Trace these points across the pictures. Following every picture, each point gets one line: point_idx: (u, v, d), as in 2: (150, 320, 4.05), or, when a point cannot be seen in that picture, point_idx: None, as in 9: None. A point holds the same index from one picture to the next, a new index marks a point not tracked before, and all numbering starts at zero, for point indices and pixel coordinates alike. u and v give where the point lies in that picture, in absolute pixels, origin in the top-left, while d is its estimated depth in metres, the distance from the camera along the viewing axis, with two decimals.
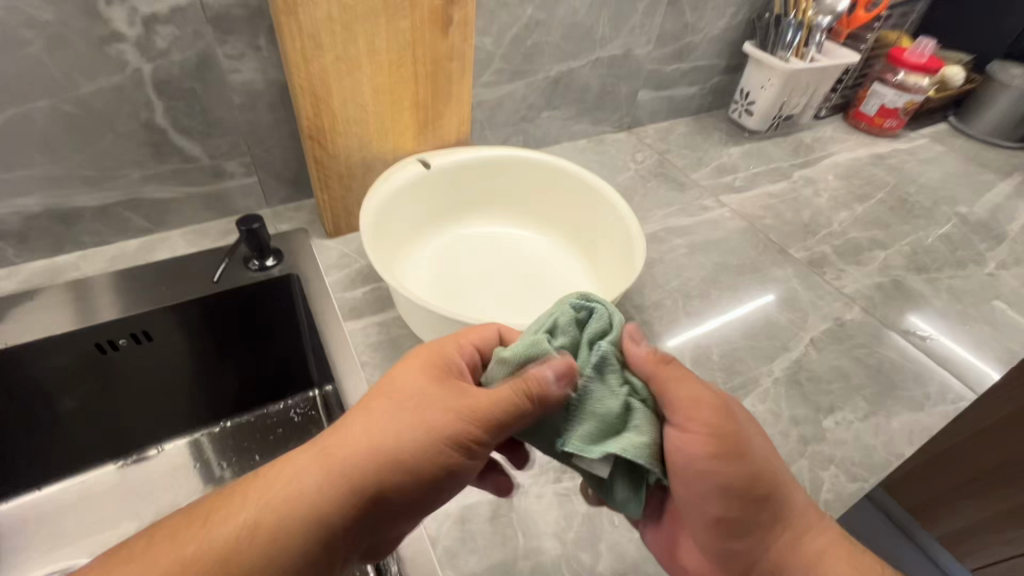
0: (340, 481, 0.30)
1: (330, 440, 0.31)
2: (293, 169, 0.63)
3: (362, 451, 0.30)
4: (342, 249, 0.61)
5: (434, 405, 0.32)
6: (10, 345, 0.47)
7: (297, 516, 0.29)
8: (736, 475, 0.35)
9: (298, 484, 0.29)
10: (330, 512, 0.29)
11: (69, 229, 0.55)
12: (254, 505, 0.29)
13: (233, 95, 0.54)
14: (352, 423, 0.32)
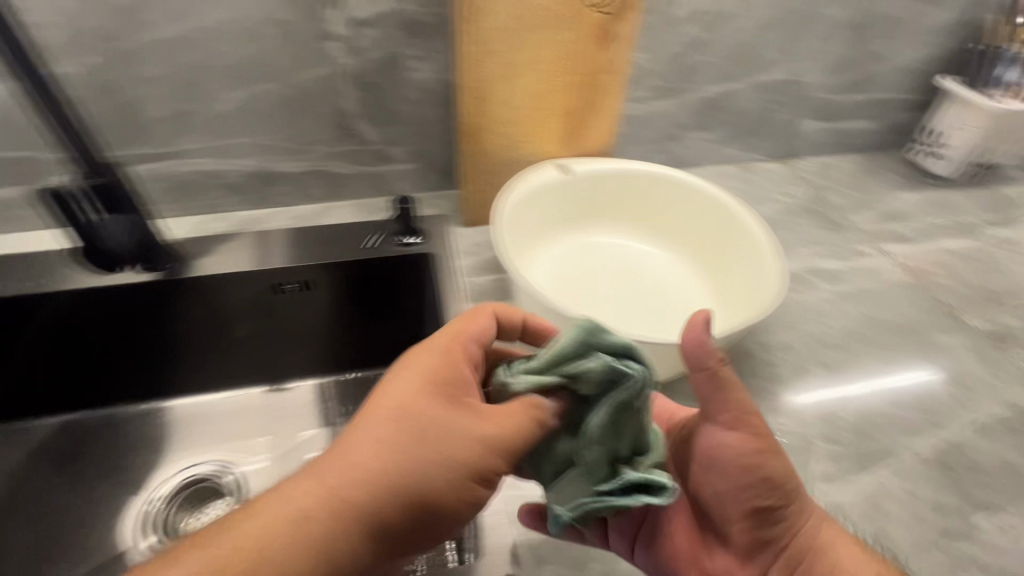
0: (346, 497, 0.30)
1: (326, 461, 0.31)
2: (446, 161, 0.69)
3: (368, 468, 0.31)
4: (476, 238, 0.66)
5: (430, 417, 0.33)
6: (215, 275, 0.59)
7: (313, 542, 0.29)
8: (768, 491, 0.37)
9: (300, 508, 0.30)
10: (344, 532, 0.30)
11: (269, 189, 0.66)
12: (258, 533, 0.29)
13: (410, 91, 0.61)
14: (349, 440, 0.32)
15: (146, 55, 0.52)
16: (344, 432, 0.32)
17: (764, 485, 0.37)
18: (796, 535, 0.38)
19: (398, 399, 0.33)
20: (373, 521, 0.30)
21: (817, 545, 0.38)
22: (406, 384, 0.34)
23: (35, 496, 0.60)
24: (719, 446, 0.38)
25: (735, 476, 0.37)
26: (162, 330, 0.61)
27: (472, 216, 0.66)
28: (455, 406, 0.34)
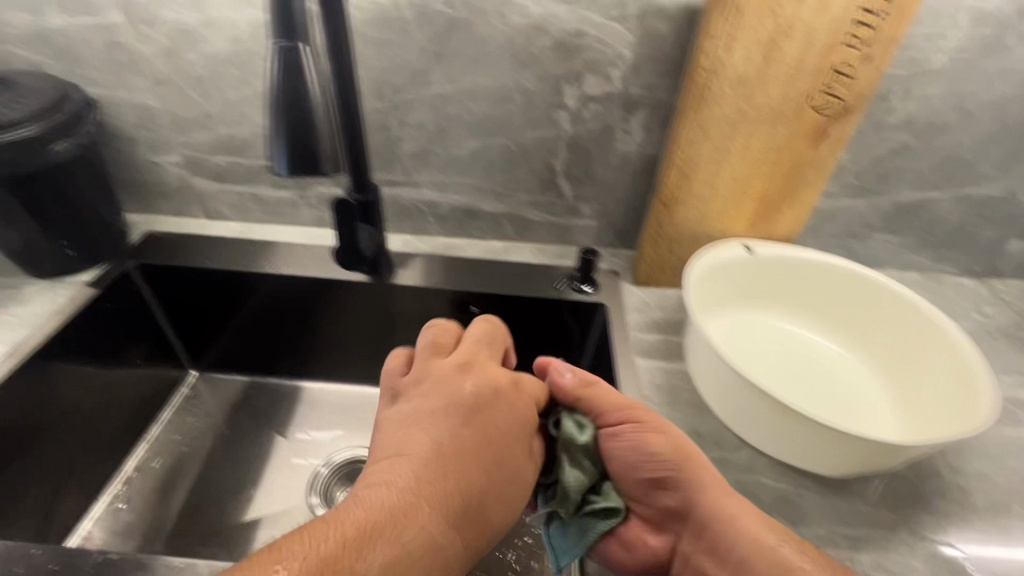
0: (434, 487, 0.37)
1: (407, 451, 0.39)
2: (626, 223, 0.75)
3: (453, 466, 0.38)
4: (644, 297, 0.70)
5: (480, 422, 0.41)
6: (420, 285, 0.69)
7: (416, 524, 0.35)
8: (667, 467, 0.45)
9: (401, 495, 0.35)
10: (438, 518, 0.36)
11: (468, 223, 0.76)
12: (373, 512, 0.34)
13: (613, 159, 0.68)
14: (426, 436, 0.39)
15: (415, 105, 0.65)
16: (416, 428, 0.40)
17: (659, 463, 0.45)
18: (700, 505, 0.45)
19: (451, 399, 0.42)
20: (452, 516, 0.37)
21: (721, 512, 0.44)
22: (455, 393, 0.42)
23: (226, 438, 0.73)
24: (614, 441, 0.47)
25: (659, 461, 0.45)
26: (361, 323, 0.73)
27: (644, 276, 0.71)
28: (498, 421, 0.42)
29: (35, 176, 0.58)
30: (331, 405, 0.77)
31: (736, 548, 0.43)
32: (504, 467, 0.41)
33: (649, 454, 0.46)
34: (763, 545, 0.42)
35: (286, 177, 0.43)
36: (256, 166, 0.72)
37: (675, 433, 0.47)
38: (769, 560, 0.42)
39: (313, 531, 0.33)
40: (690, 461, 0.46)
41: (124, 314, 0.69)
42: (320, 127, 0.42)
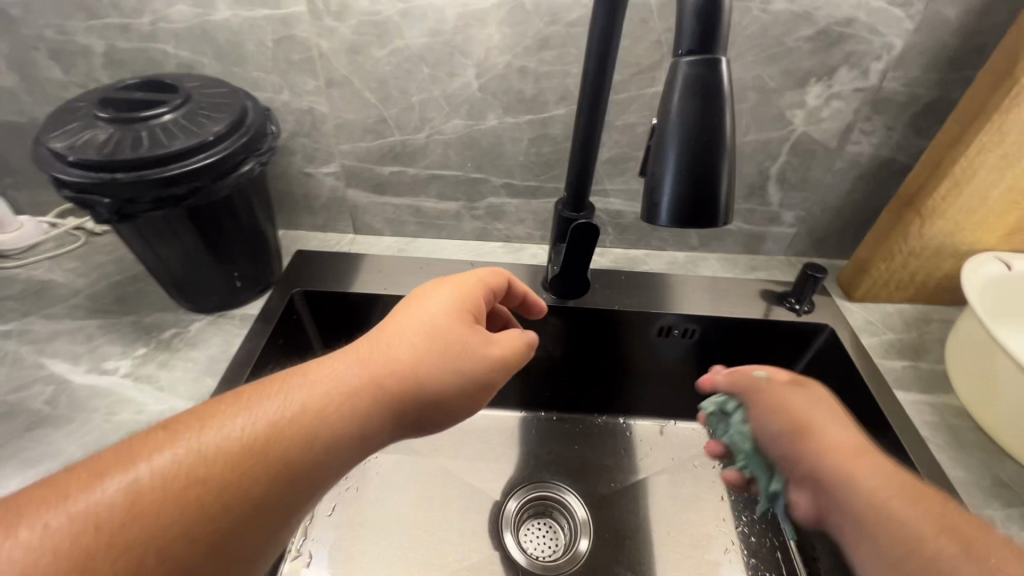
0: (382, 385, 0.35)
1: (374, 347, 0.37)
2: (830, 233, 0.68)
3: (407, 369, 0.36)
4: (867, 316, 0.63)
5: (457, 344, 0.39)
6: (619, 308, 0.63)
7: (352, 413, 0.34)
8: (788, 436, 0.46)
9: (352, 377, 0.35)
10: (375, 413, 0.35)
11: (651, 233, 0.69)
12: (318, 391, 0.33)
13: (838, 162, 0.61)
14: (400, 344, 0.38)
15: (631, 105, 0.56)
16: (399, 334, 0.38)
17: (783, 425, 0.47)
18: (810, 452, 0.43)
19: (432, 319, 0.39)
20: (390, 414, 0.35)
21: (833, 464, 0.41)
22: (436, 306, 0.41)
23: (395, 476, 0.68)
24: (759, 418, 0.50)
25: (777, 428, 0.47)
26: (541, 349, 0.67)
27: (863, 292, 0.64)
28: (476, 349, 0.40)
29: (217, 203, 0.49)
30: (494, 434, 0.73)
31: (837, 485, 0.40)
32: (458, 381, 0.38)
33: (784, 425, 0.47)
34: (885, 505, 0.37)
35: (675, 227, 0.30)
36: (424, 175, 0.64)
37: (798, 402, 0.47)
38: (869, 504, 0.37)
39: (264, 399, 0.32)
40: (799, 411, 0.46)
41: (292, 350, 0.62)
42: (733, 152, 0.29)
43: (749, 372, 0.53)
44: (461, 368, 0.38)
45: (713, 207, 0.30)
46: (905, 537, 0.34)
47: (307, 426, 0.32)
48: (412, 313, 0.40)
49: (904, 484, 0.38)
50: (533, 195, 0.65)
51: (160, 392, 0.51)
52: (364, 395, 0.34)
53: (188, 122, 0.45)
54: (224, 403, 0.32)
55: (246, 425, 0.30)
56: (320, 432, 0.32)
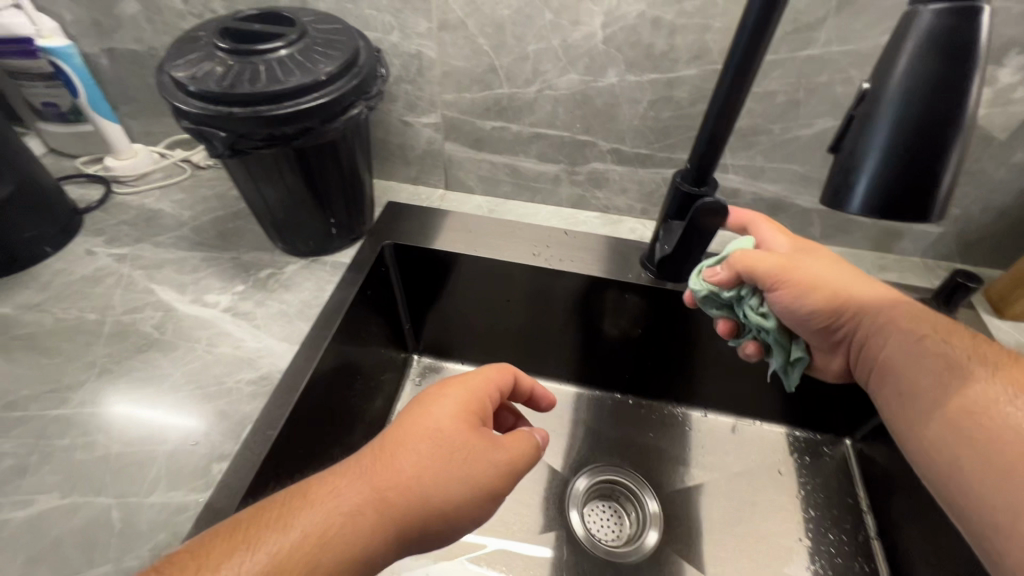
0: (383, 514, 0.32)
1: (373, 465, 0.33)
2: (986, 237, 0.58)
3: (409, 497, 0.32)
4: (1021, 338, 0.54)
5: (464, 458, 0.35)
6: None
7: (349, 550, 0.30)
8: (828, 311, 0.43)
9: (351, 508, 0.31)
10: (376, 545, 0.31)
11: (767, 218, 0.62)
12: (309, 527, 0.30)
13: (1020, 154, 0.51)
14: (406, 466, 0.33)
15: (776, 69, 0.49)
16: (405, 448, 0.34)
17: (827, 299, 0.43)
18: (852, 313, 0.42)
19: (437, 432, 0.35)
20: (391, 546, 0.32)
21: (877, 319, 0.42)
22: (444, 411, 0.36)
23: None
24: (793, 305, 0.44)
25: (809, 306, 0.43)
26: (627, 330, 0.63)
27: (1017, 310, 0.55)
28: (487, 463, 0.35)
29: (322, 145, 0.48)
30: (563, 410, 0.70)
31: (885, 343, 0.41)
32: (466, 500, 0.34)
33: (823, 304, 0.43)
34: (931, 356, 0.38)
35: (867, 218, 0.25)
36: (527, 134, 0.60)
37: (848, 271, 0.44)
38: (917, 358, 0.39)
39: (254, 536, 0.29)
40: (822, 276, 0.43)
41: (377, 302, 0.61)
42: (966, 131, 0.23)
43: (752, 254, 0.45)
44: (470, 487, 0.34)
45: (926, 198, 0.24)
46: (958, 385, 0.36)
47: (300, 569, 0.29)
48: (419, 417, 0.36)
49: (936, 322, 0.40)
50: (641, 164, 0.60)
51: (255, 329, 0.51)
52: (363, 531, 0.31)
53: (303, 59, 0.44)
54: (214, 543, 0.29)
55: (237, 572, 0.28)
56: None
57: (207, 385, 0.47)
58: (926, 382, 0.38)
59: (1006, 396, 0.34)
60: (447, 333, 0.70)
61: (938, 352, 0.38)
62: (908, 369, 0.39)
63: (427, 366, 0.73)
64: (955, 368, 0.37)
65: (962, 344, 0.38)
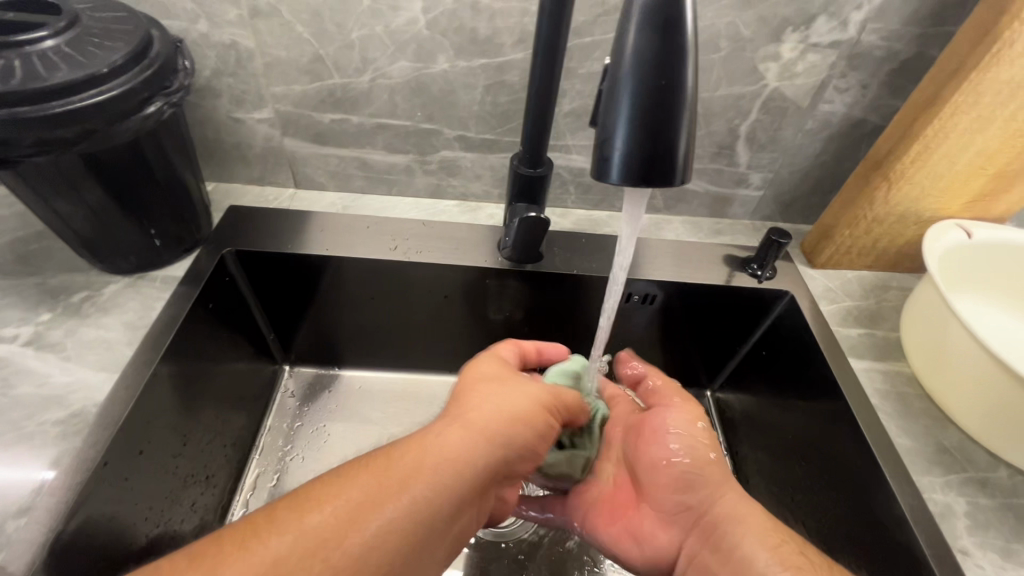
0: (466, 433, 0.38)
1: (471, 409, 0.40)
2: (797, 197, 0.66)
3: (484, 419, 0.39)
4: (826, 283, 0.62)
5: (520, 387, 0.43)
6: (575, 271, 0.60)
7: (449, 462, 0.36)
8: (690, 459, 0.47)
9: (443, 436, 0.37)
10: (467, 456, 0.36)
11: (615, 194, 0.65)
12: (431, 455, 0.36)
13: (809, 121, 0.58)
14: (473, 403, 0.40)
15: (595, 51, 0.51)
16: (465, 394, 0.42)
17: (685, 477, 0.47)
18: (712, 505, 0.45)
19: (517, 387, 0.43)
20: (483, 459, 0.37)
21: (737, 512, 0.44)
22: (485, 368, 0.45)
23: (336, 445, 0.64)
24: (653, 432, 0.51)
25: (687, 449, 0.48)
26: (495, 316, 0.64)
27: (825, 259, 0.63)
28: (534, 388, 0.44)
29: (120, 148, 0.43)
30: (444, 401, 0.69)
31: (739, 541, 0.42)
32: (530, 415, 0.42)
33: (682, 459, 0.48)
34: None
35: (627, 187, 0.26)
36: (369, 125, 0.58)
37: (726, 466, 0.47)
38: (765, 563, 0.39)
39: (363, 470, 0.34)
40: (711, 466, 0.47)
41: (224, 316, 0.57)
42: (693, 104, 0.26)
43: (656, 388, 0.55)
44: (531, 403, 0.43)
45: (672, 165, 0.26)
46: None
47: (410, 483, 0.34)
48: (499, 380, 0.43)
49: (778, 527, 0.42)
50: (489, 150, 0.60)
51: (66, 361, 0.46)
52: (464, 447, 0.37)
53: (73, 50, 0.39)
54: (341, 473, 0.34)
55: (355, 489, 0.33)
56: (426, 486, 0.34)
57: (4, 433, 0.41)
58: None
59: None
60: (316, 340, 0.67)
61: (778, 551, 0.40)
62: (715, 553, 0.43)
63: (300, 375, 0.69)
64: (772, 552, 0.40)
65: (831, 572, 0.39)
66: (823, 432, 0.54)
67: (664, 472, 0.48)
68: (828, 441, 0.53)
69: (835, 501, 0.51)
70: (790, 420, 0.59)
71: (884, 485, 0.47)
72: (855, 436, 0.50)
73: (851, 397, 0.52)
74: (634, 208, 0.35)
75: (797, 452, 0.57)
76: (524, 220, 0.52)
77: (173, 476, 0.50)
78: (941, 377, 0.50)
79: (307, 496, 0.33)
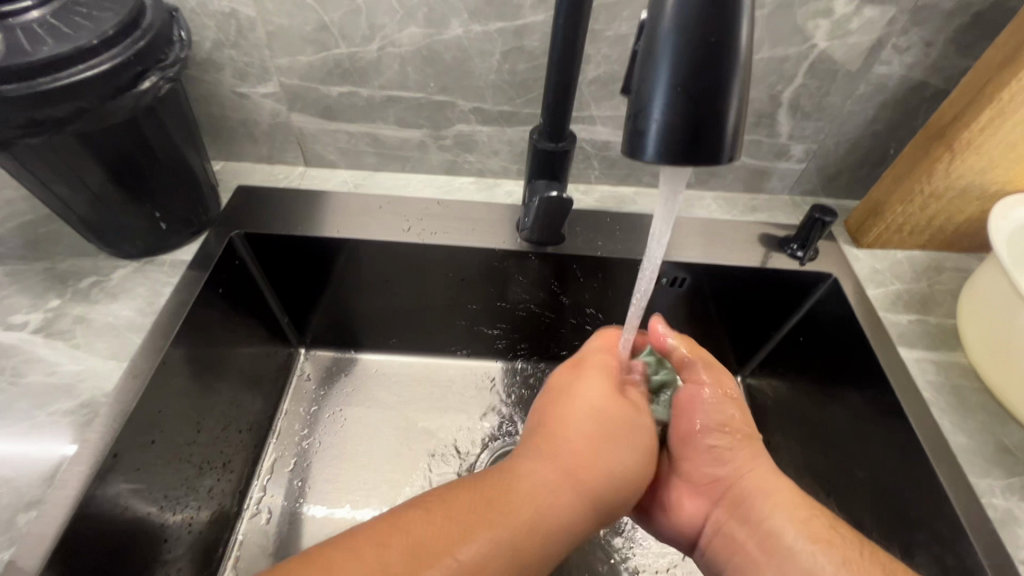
0: (568, 483, 0.35)
1: (578, 454, 0.37)
2: (842, 170, 0.60)
3: (598, 469, 0.37)
4: (874, 264, 0.57)
5: (630, 434, 0.40)
6: (599, 253, 0.56)
7: (552, 518, 0.33)
8: (720, 431, 0.44)
9: (542, 476, 0.35)
10: (566, 510, 0.34)
11: (642, 167, 0.61)
12: (538, 507, 0.33)
13: (862, 85, 0.52)
14: (575, 432, 0.38)
15: (624, 10, 0.46)
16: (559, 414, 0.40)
17: (726, 446, 0.44)
18: (740, 480, 0.43)
19: (630, 429, 0.40)
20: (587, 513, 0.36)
21: (756, 491, 0.42)
22: (595, 392, 0.41)
23: (353, 429, 0.63)
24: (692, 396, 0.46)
25: (719, 420, 0.45)
26: (514, 299, 0.61)
27: (871, 239, 0.58)
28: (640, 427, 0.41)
29: (119, 127, 0.41)
30: (462, 386, 0.67)
31: (765, 516, 0.40)
32: (638, 467, 0.39)
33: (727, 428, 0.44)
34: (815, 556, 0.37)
35: (666, 165, 0.24)
36: (379, 98, 0.54)
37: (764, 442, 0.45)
38: (786, 533, 0.39)
39: (468, 497, 0.33)
40: (742, 439, 0.44)
41: (235, 299, 0.55)
42: (741, 69, 0.23)
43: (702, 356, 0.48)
44: (638, 449, 0.40)
45: (718, 140, 0.23)
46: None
47: (518, 536, 0.32)
48: (611, 410, 0.40)
49: (805, 503, 0.41)
50: (507, 122, 0.56)
51: (75, 349, 0.45)
52: (568, 504, 0.34)
53: (59, 21, 0.36)
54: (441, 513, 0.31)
55: (460, 513, 0.32)
56: (536, 543, 0.32)
57: (14, 423, 0.40)
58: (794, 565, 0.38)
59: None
60: (331, 323, 0.65)
61: (815, 528, 0.39)
62: (745, 527, 0.41)
63: (316, 359, 0.68)
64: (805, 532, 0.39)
65: (852, 543, 0.38)
66: (865, 425, 0.50)
67: (698, 435, 0.45)
68: (872, 437, 0.50)
69: (879, 497, 0.48)
70: (830, 410, 0.55)
71: (936, 483, 0.43)
72: (902, 430, 0.46)
73: (902, 391, 0.48)
74: (671, 186, 0.32)
75: (836, 444, 0.53)
76: (546, 198, 0.49)
77: (187, 462, 0.49)
78: (1006, 371, 0.45)
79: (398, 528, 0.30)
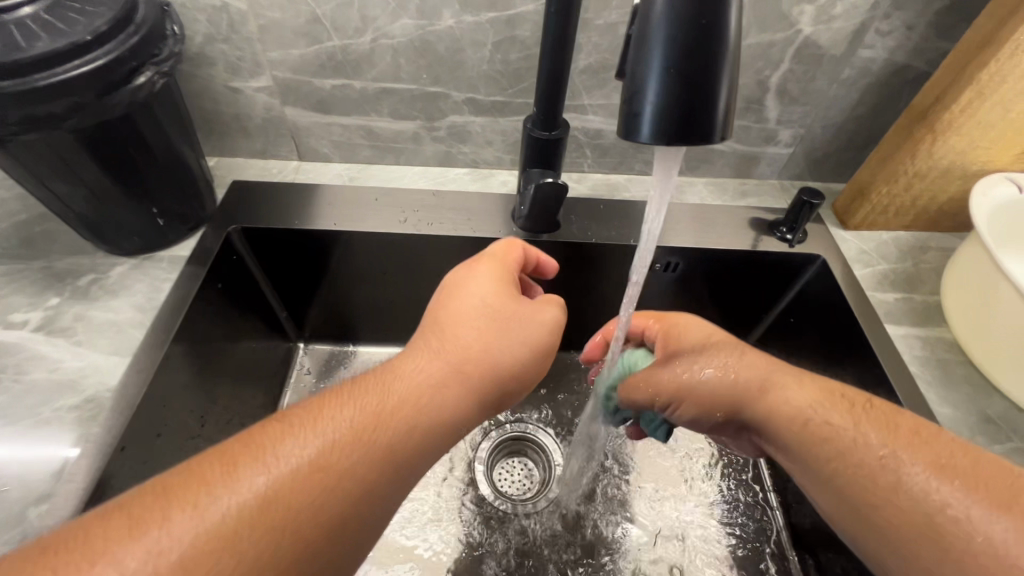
0: (452, 377, 0.36)
1: (453, 347, 0.38)
2: (829, 154, 0.62)
3: (484, 356, 0.38)
4: (860, 245, 0.59)
5: (527, 341, 0.41)
6: (594, 240, 0.57)
7: (435, 404, 0.35)
8: (721, 413, 0.44)
9: (429, 379, 0.36)
10: (461, 404, 0.36)
11: (634, 154, 0.62)
12: (411, 391, 0.34)
13: (847, 69, 0.53)
14: (469, 334, 0.39)
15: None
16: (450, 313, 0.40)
17: (732, 400, 0.43)
18: (764, 404, 0.41)
19: (522, 324, 0.41)
20: (473, 399, 0.37)
21: (778, 403, 0.40)
22: (492, 298, 0.41)
23: None
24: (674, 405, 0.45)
25: (700, 413, 0.45)
26: None
27: (858, 221, 0.59)
28: (532, 317, 0.42)
29: (114, 123, 0.41)
30: None
31: (799, 425, 0.39)
32: (533, 345, 0.42)
33: (718, 394, 0.43)
34: (851, 437, 0.36)
35: (658, 145, 0.24)
36: (372, 90, 0.55)
37: (756, 362, 0.43)
38: (826, 425, 0.37)
39: (354, 397, 0.33)
40: (732, 381, 0.43)
41: (234, 294, 0.55)
42: (731, 53, 0.24)
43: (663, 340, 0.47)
44: (529, 344, 0.41)
45: (708, 121, 0.24)
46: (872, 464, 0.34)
47: (404, 416, 0.33)
48: (500, 307, 0.41)
49: (832, 398, 0.39)
50: (499, 112, 0.57)
51: (78, 347, 0.45)
52: (448, 390, 0.36)
53: (54, 18, 0.36)
54: (322, 403, 0.32)
55: (348, 408, 0.32)
56: (421, 418, 0.34)
57: (20, 419, 0.41)
58: (831, 455, 0.36)
59: (929, 475, 0.32)
60: (329, 316, 0.65)
61: (839, 406, 0.38)
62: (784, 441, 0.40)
63: (315, 353, 0.68)
64: (825, 419, 0.38)
65: (872, 417, 0.36)
66: None
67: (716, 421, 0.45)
68: None
69: None
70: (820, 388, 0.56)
71: None
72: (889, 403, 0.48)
73: (889, 367, 0.49)
74: (665, 170, 0.32)
75: None
76: (539, 186, 0.49)
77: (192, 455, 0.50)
78: (987, 343, 0.47)
79: (277, 430, 0.30)
